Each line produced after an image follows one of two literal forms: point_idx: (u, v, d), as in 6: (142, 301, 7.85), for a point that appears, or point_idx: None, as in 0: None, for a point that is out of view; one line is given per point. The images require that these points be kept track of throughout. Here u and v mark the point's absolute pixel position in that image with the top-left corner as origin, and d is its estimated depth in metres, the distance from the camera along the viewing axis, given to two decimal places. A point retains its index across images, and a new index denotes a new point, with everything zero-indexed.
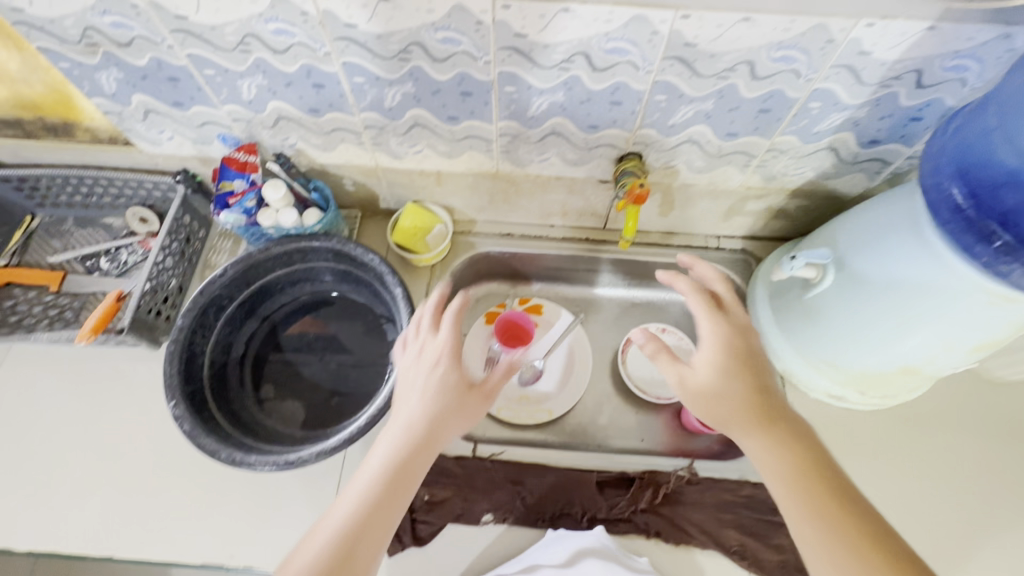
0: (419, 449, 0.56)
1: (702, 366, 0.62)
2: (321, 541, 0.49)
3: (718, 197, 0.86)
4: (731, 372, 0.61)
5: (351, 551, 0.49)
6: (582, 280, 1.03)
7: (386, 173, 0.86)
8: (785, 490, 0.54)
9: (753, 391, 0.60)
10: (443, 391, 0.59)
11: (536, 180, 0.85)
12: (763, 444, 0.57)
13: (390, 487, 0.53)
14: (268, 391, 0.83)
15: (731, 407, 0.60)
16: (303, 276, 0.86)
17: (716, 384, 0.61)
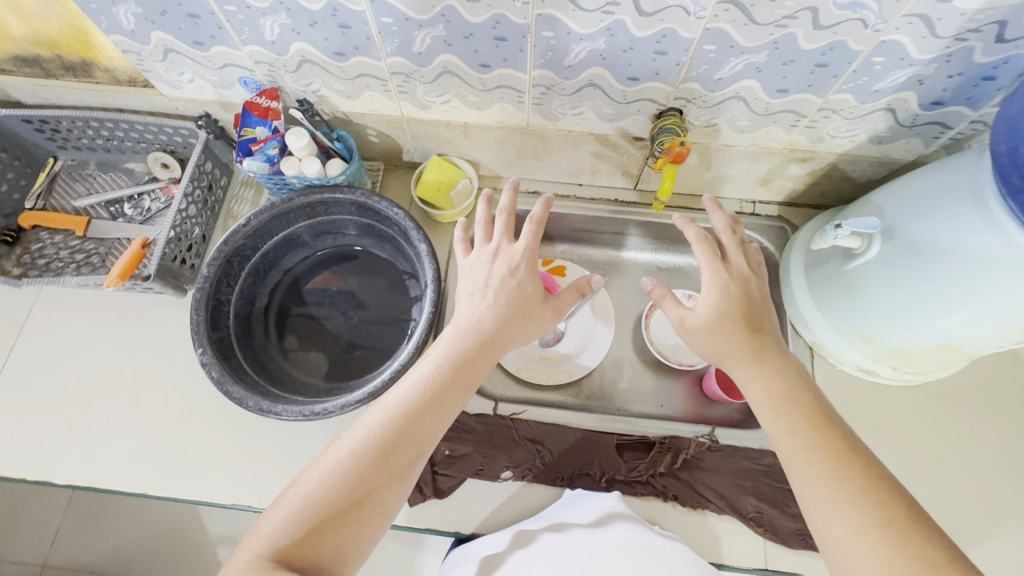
0: (483, 342, 0.60)
1: (700, 307, 0.61)
2: (391, 408, 0.56)
3: (759, 159, 0.82)
4: (728, 314, 0.60)
5: (417, 420, 0.55)
6: (607, 242, 1.01)
7: (411, 124, 0.83)
8: (778, 426, 0.54)
9: (746, 332, 0.59)
10: (509, 293, 0.63)
11: (567, 135, 0.81)
12: (757, 381, 0.57)
13: (453, 373, 0.58)
14: (292, 342, 0.84)
15: (727, 348, 0.59)
16: (326, 229, 0.85)
17: (711, 323, 0.60)
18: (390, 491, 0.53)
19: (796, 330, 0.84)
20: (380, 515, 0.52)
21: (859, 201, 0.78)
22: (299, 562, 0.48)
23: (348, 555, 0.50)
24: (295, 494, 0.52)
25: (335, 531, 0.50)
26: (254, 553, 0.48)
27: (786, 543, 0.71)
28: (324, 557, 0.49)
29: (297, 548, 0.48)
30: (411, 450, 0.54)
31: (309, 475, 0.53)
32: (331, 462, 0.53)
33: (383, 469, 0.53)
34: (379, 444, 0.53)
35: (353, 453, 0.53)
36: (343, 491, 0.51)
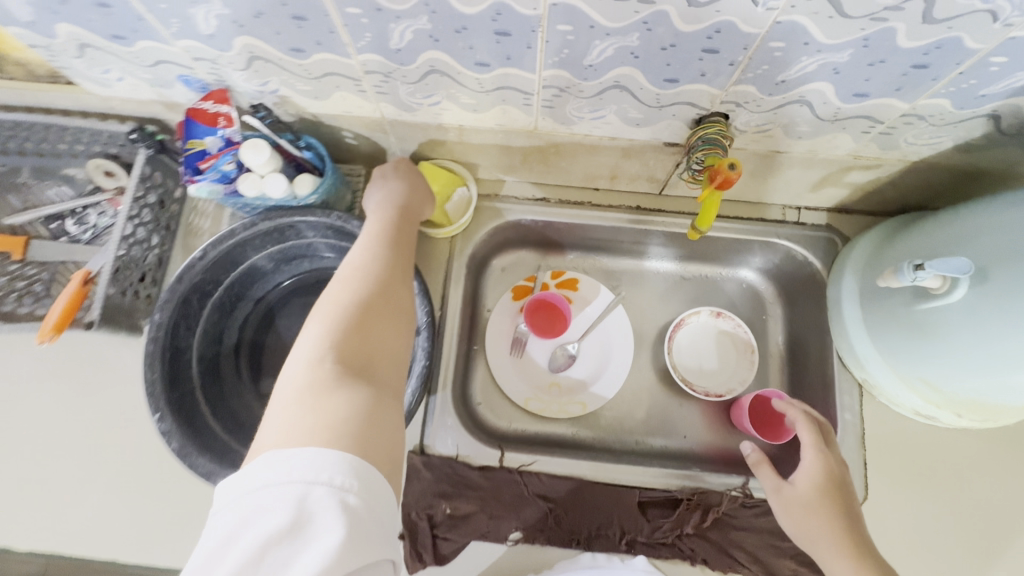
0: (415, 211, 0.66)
1: (800, 482, 0.63)
2: (374, 246, 0.57)
3: (814, 166, 0.68)
4: (827, 495, 0.61)
5: (398, 250, 0.58)
6: (626, 251, 0.89)
7: (395, 127, 0.69)
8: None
9: (843, 521, 0.58)
10: (409, 173, 0.68)
11: (584, 140, 0.68)
12: None
13: (407, 217, 0.64)
14: (269, 384, 0.74)
15: (818, 531, 0.59)
16: (300, 253, 0.73)
17: (809, 503, 0.61)
18: (387, 324, 0.49)
19: (844, 362, 0.75)
20: (384, 328, 0.48)
21: (936, 221, 0.65)
22: (357, 365, 0.44)
23: (393, 356, 0.48)
24: (314, 327, 0.47)
25: (372, 334, 0.47)
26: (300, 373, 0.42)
27: None
28: (375, 363, 0.46)
29: (349, 354, 0.44)
30: (404, 269, 0.57)
31: (319, 312, 0.48)
32: (334, 293, 0.50)
33: (389, 283, 0.53)
34: (379, 269, 0.54)
35: (358, 279, 0.52)
36: (365, 300, 0.49)
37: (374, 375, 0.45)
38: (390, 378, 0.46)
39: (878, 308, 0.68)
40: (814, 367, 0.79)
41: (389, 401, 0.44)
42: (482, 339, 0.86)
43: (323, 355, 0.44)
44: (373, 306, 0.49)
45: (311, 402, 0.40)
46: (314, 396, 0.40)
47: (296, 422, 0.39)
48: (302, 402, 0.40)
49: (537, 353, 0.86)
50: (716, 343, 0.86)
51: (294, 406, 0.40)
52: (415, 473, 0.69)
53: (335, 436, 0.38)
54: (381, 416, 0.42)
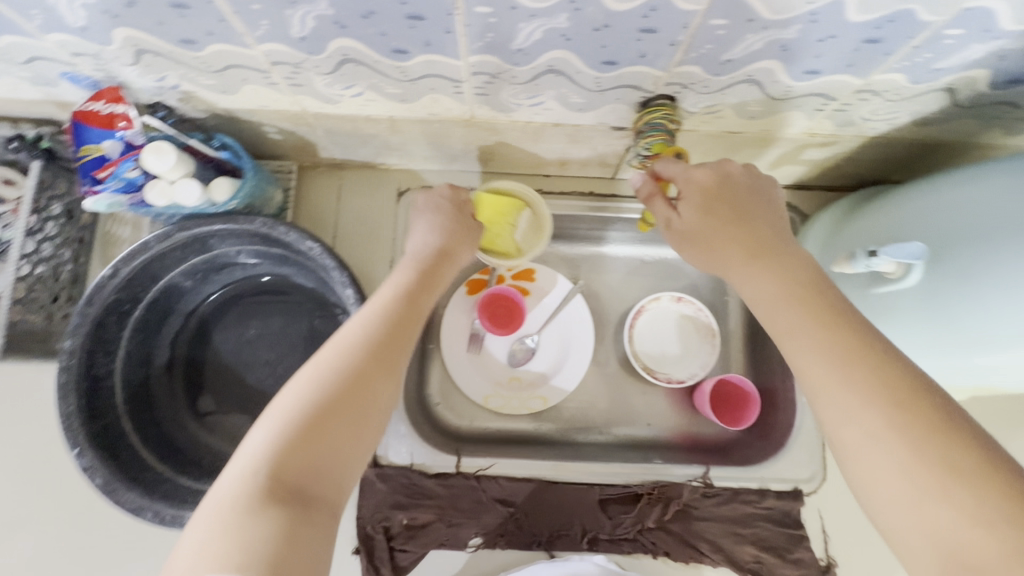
0: (435, 271, 0.57)
1: (686, 206, 0.51)
2: (373, 314, 0.49)
3: (769, 145, 0.65)
4: (718, 203, 0.50)
5: (401, 324, 0.50)
6: (583, 238, 0.85)
7: (320, 119, 0.63)
8: (830, 400, 0.40)
9: (740, 233, 0.49)
10: (443, 218, 0.62)
11: (526, 127, 0.63)
12: (756, 282, 0.48)
13: (421, 279, 0.55)
14: (208, 402, 0.70)
15: (762, 304, 0.47)
16: (228, 262, 0.68)
17: (694, 229, 0.51)
18: (353, 426, 0.43)
19: None
20: (346, 433, 0.42)
21: (892, 200, 0.62)
22: (297, 479, 0.39)
23: (347, 465, 0.42)
24: (272, 413, 0.41)
25: (330, 440, 0.41)
26: (235, 480, 0.37)
27: None
28: (323, 475, 0.40)
29: (292, 465, 0.39)
30: (397, 351, 0.48)
31: (283, 397, 0.43)
32: (308, 375, 0.44)
33: (373, 371, 0.45)
34: (367, 348, 0.46)
35: (338, 360, 0.45)
36: (337, 391, 0.43)
37: (316, 494, 0.39)
38: (337, 494, 0.40)
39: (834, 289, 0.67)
40: (774, 348, 0.78)
41: (326, 522, 0.38)
42: (437, 337, 0.82)
43: (264, 462, 0.38)
44: (340, 404, 0.42)
45: (230, 522, 0.35)
46: (237, 516, 0.36)
47: (210, 542, 0.35)
48: (224, 521, 0.36)
49: (496, 348, 0.83)
50: (677, 328, 0.83)
51: (216, 518, 0.36)
52: (368, 486, 0.66)
53: (247, 564, 0.33)
54: (305, 545, 0.36)
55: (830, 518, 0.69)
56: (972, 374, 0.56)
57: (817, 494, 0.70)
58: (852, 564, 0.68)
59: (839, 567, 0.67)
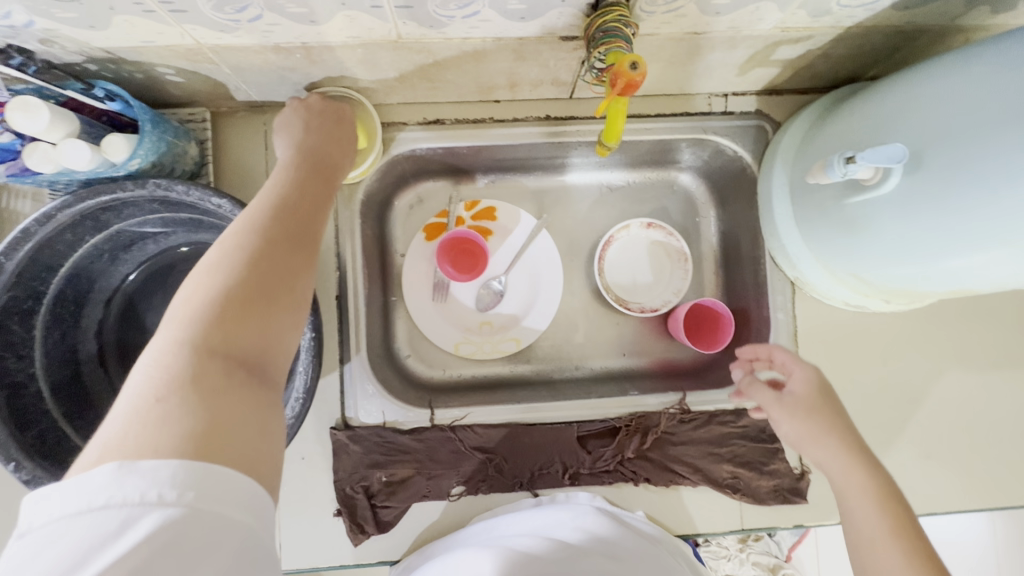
0: (323, 159, 0.52)
1: (796, 393, 0.56)
2: (281, 194, 0.44)
3: (738, 44, 0.58)
4: (824, 401, 0.55)
5: (304, 206, 0.44)
6: (542, 167, 0.80)
7: (221, 54, 0.53)
8: None
9: (840, 418, 0.53)
10: (323, 120, 0.56)
11: (465, 46, 0.55)
12: (847, 459, 0.51)
13: (321, 174, 0.50)
14: None
15: (850, 502, 0.50)
16: (137, 236, 0.61)
17: (815, 405, 0.54)
18: (286, 305, 0.38)
19: (776, 263, 0.72)
20: (285, 313, 0.38)
21: (870, 98, 0.57)
22: (232, 360, 0.35)
23: (287, 346, 0.39)
24: (185, 294, 0.36)
25: (266, 319, 0.37)
26: (170, 355, 0.33)
27: (762, 502, 0.67)
28: (266, 356, 0.37)
29: (231, 340, 0.35)
30: (313, 227, 0.43)
31: (201, 270, 0.37)
32: (225, 252, 0.38)
33: (299, 253, 0.41)
34: (282, 227, 0.41)
35: (248, 240, 0.39)
36: (263, 270, 0.38)
37: (263, 370, 0.36)
38: (279, 371, 0.38)
39: (808, 205, 0.63)
40: (747, 267, 0.76)
41: (273, 404, 0.36)
42: (399, 289, 0.78)
43: (181, 347, 0.33)
44: (267, 286, 0.37)
45: (173, 396, 0.31)
46: (183, 392, 0.32)
47: (150, 421, 0.30)
48: (162, 401, 0.31)
49: (462, 294, 0.80)
50: (649, 255, 0.80)
51: (155, 404, 0.31)
52: (342, 449, 0.65)
53: (203, 445, 0.30)
54: (258, 422, 0.34)
55: None
56: (949, 282, 0.53)
57: None
58: None
59: (813, 474, 0.69)
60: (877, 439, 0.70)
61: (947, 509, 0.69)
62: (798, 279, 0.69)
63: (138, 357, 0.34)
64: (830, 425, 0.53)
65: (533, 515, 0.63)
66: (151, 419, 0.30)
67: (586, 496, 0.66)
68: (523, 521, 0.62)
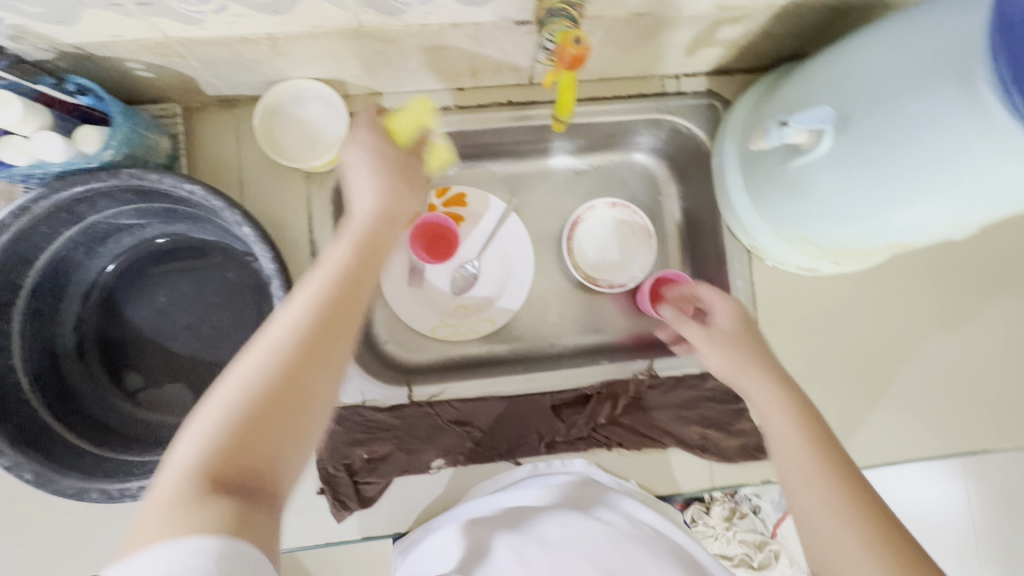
0: (371, 232, 0.50)
1: (720, 324, 0.61)
2: (311, 292, 0.44)
3: (681, 25, 0.62)
4: (745, 331, 0.59)
5: (330, 309, 0.43)
6: (509, 153, 0.83)
7: (189, 47, 0.56)
8: (823, 523, 0.46)
9: (759, 345, 0.58)
10: (381, 158, 0.54)
11: (424, 33, 0.58)
12: (765, 382, 0.54)
13: (361, 253, 0.48)
14: (135, 380, 0.66)
15: (769, 425, 0.52)
16: (113, 229, 0.62)
17: (738, 335, 0.59)
18: (287, 422, 0.39)
19: (733, 233, 0.76)
20: (286, 432, 0.39)
21: (806, 71, 0.62)
22: (233, 468, 0.37)
23: (291, 459, 0.39)
24: (206, 410, 0.39)
25: (265, 438, 0.38)
26: (174, 477, 0.36)
27: (730, 460, 0.71)
28: (265, 472, 0.38)
29: (227, 463, 0.37)
30: (337, 333, 0.43)
31: (220, 387, 0.40)
32: (245, 370, 0.40)
33: (314, 365, 0.41)
34: (301, 338, 0.41)
35: (264, 359, 0.40)
36: (265, 392, 0.39)
37: (257, 488, 0.37)
38: (283, 483, 0.39)
39: (756, 175, 0.67)
40: (708, 239, 0.80)
41: (269, 520, 0.36)
42: (375, 276, 0.80)
43: (189, 468, 0.36)
44: (273, 405, 0.39)
45: (167, 515, 0.34)
46: (173, 513, 0.34)
47: (146, 535, 0.33)
48: (156, 516, 0.34)
49: (438, 279, 0.82)
50: (616, 233, 0.84)
51: (156, 516, 0.34)
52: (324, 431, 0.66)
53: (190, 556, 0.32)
54: (251, 541, 0.34)
55: None
56: (885, 235, 0.58)
57: None
58: None
59: None
60: (834, 395, 0.75)
61: (902, 457, 0.74)
62: (753, 247, 0.73)
63: (169, 450, 0.38)
64: (749, 350, 0.57)
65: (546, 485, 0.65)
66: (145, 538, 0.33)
67: (579, 463, 0.69)
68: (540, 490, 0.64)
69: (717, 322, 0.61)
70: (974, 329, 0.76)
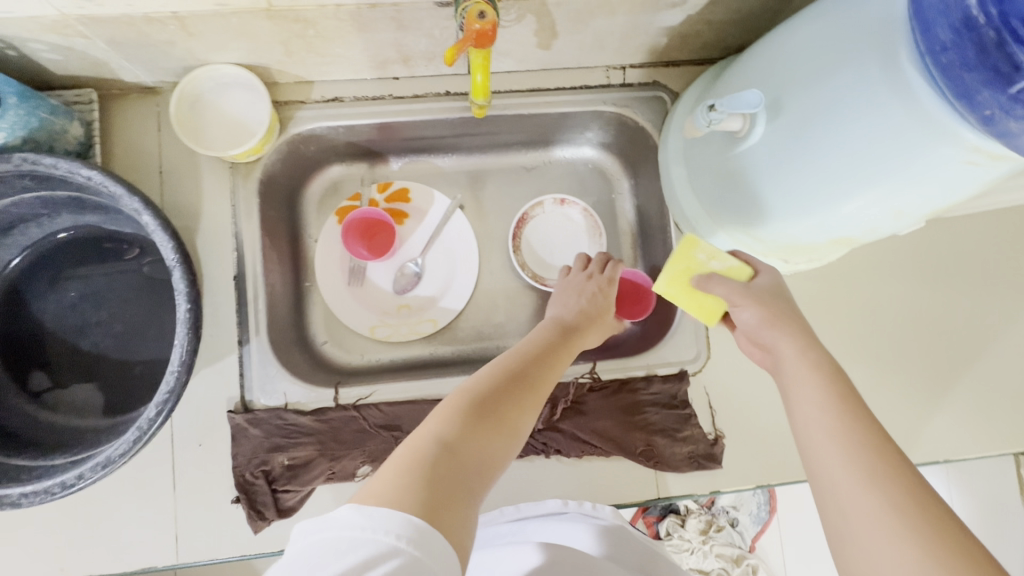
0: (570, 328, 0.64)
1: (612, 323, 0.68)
2: (524, 351, 0.57)
3: (615, 11, 0.59)
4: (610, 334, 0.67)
5: (538, 369, 0.55)
6: (457, 147, 0.79)
7: (89, 26, 0.53)
8: (847, 474, 0.41)
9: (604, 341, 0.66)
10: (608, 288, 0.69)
11: (340, 13, 0.55)
12: (780, 332, 0.53)
13: (560, 336, 0.61)
14: (41, 380, 0.62)
15: (790, 377, 0.50)
16: (17, 219, 0.59)
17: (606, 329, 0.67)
18: (505, 434, 0.48)
19: (682, 230, 0.72)
20: (497, 437, 0.47)
21: (743, 58, 0.59)
22: (457, 451, 0.44)
23: (498, 461, 0.46)
24: (453, 403, 0.48)
25: (484, 439, 0.46)
26: (415, 449, 0.43)
27: (677, 469, 0.66)
28: (479, 462, 0.45)
29: (460, 445, 0.44)
30: (537, 383, 0.54)
31: (455, 397, 0.49)
32: (485, 385, 0.51)
33: (521, 399, 0.51)
34: (513, 376, 0.53)
35: (495, 384, 0.51)
36: (487, 405, 0.49)
37: (473, 472, 0.43)
38: (490, 477, 0.45)
39: (698, 168, 0.64)
40: (659, 238, 0.77)
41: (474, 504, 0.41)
42: (312, 274, 0.76)
43: (430, 441, 0.44)
44: (491, 416, 0.48)
45: (410, 474, 0.40)
46: (417, 473, 0.40)
47: (392, 485, 0.39)
48: (403, 471, 0.40)
49: (380, 277, 0.79)
50: (565, 231, 0.81)
51: (393, 476, 0.40)
52: (240, 434, 0.62)
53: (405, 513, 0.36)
54: (461, 510, 0.39)
55: (718, 395, 0.69)
56: (824, 229, 0.55)
57: (704, 372, 0.70)
58: (746, 435, 0.68)
59: (729, 439, 0.68)
60: None
61: None
62: None
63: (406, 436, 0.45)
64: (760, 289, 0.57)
65: (579, 530, 0.59)
66: (397, 480, 0.39)
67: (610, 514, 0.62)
68: (576, 537, 0.58)
69: (755, 281, 0.57)
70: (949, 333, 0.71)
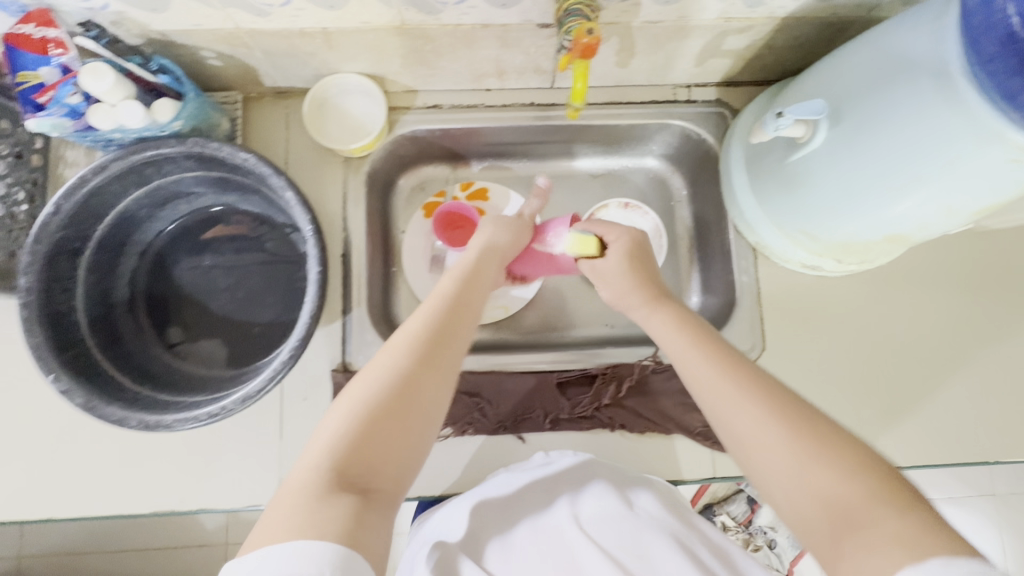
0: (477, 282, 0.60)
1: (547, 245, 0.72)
2: (421, 318, 0.54)
3: (690, 34, 0.68)
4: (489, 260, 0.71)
5: (443, 335, 0.53)
6: (532, 154, 0.89)
7: (255, 38, 0.64)
8: (739, 421, 0.48)
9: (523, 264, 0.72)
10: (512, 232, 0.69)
11: (457, 32, 0.65)
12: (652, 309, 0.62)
13: (466, 286, 0.59)
14: (175, 334, 0.73)
15: (670, 347, 0.57)
16: (172, 195, 0.70)
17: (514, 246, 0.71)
18: (408, 420, 0.47)
19: (739, 231, 0.79)
20: (398, 428, 0.47)
21: (804, 76, 0.67)
22: (353, 467, 0.44)
23: (398, 456, 0.46)
24: (342, 408, 0.48)
25: (381, 438, 0.46)
26: (304, 473, 0.43)
27: None
28: (379, 470, 0.45)
29: (349, 459, 0.44)
30: (443, 353, 0.52)
31: (344, 402, 0.48)
32: (374, 380, 0.49)
33: (421, 374, 0.50)
34: (414, 353, 0.51)
35: (388, 370, 0.49)
36: (383, 399, 0.47)
37: (375, 486, 0.44)
38: (390, 479, 0.45)
39: (759, 171, 0.71)
40: (716, 240, 0.83)
41: (380, 517, 0.43)
42: (400, 260, 0.86)
43: (317, 466, 0.44)
44: (396, 408, 0.47)
45: (301, 507, 0.41)
46: (310, 500, 0.41)
47: (284, 519, 0.40)
48: (293, 501, 0.41)
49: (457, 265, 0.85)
50: None
51: (290, 508, 0.41)
52: (341, 390, 0.70)
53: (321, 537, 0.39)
54: (371, 529, 0.41)
55: None
56: (877, 226, 0.61)
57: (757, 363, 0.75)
58: None
59: None
60: (843, 395, 0.75)
61: (916, 463, 0.72)
62: (757, 244, 0.76)
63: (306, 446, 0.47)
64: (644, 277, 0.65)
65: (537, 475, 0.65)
66: (286, 516, 0.40)
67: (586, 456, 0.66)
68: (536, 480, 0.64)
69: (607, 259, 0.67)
70: (989, 337, 0.76)
